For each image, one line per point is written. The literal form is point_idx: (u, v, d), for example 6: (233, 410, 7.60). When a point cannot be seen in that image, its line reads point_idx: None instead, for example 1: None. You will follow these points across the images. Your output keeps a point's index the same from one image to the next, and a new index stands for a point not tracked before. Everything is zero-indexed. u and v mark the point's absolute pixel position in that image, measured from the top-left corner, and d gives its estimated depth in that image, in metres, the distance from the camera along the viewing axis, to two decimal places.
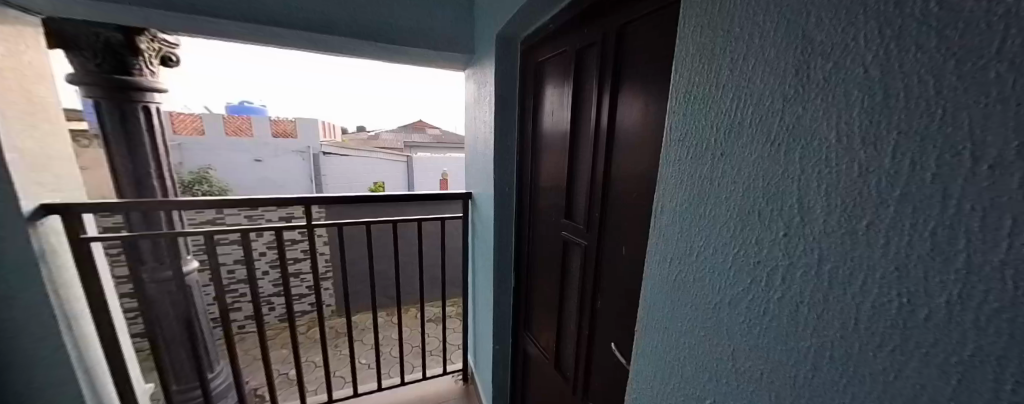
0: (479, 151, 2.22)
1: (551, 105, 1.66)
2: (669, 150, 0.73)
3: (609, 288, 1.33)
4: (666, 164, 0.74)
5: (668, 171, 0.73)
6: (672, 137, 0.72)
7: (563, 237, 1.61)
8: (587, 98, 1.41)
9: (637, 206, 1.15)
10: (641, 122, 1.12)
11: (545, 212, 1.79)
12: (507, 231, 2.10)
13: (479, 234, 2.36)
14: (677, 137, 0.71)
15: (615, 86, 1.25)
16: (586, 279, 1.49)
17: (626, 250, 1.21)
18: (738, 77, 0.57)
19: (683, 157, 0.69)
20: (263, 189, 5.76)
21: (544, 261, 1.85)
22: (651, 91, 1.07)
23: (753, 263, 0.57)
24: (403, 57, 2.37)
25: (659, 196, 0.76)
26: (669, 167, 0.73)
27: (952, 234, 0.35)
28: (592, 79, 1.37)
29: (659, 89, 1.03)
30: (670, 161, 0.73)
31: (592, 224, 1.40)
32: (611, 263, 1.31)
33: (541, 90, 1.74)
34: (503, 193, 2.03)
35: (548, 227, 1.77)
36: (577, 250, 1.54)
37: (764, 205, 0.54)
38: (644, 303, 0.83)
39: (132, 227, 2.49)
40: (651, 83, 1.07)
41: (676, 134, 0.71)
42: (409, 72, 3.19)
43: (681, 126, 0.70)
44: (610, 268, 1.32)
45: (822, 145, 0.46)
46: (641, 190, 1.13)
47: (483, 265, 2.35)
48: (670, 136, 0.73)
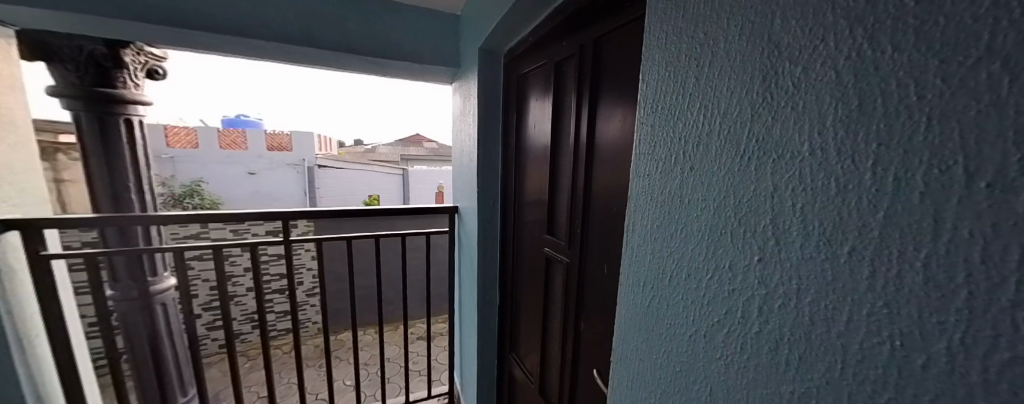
0: (464, 165, 2.16)
1: (534, 119, 1.62)
2: (639, 164, 0.67)
3: (592, 308, 1.26)
4: (637, 179, 0.68)
5: (639, 187, 0.67)
6: (642, 150, 0.66)
7: (546, 253, 1.53)
8: (567, 111, 1.37)
9: (616, 222, 1.10)
10: (622, 134, 1.07)
11: (530, 227, 1.72)
12: (492, 247, 2.03)
13: (465, 249, 2.28)
14: (647, 149, 0.65)
15: (595, 98, 1.21)
16: (568, 297, 1.41)
17: (608, 268, 1.14)
18: (705, 85, 0.52)
19: (651, 171, 0.64)
20: (255, 202, 5.70)
21: (529, 279, 1.76)
22: (629, 103, 1.03)
23: (727, 291, 0.49)
24: (388, 70, 2.34)
25: (629, 213, 0.70)
26: (641, 183, 0.66)
27: (950, 266, 0.29)
28: (572, 93, 1.33)
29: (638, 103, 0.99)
30: (640, 175, 0.67)
31: (573, 241, 1.33)
32: (593, 282, 1.24)
33: (525, 104, 1.70)
34: (487, 208, 1.97)
35: (532, 243, 1.70)
36: (560, 268, 1.46)
37: (736, 225, 0.48)
38: (619, 331, 0.75)
39: (107, 243, 2.40)
40: (630, 95, 1.03)
41: (646, 144, 0.65)
42: (400, 85, 3.18)
43: (652, 137, 0.64)
44: (592, 287, 1.25)
45: (795, 158, 0.41)
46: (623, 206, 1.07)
47: (468, 282, 2.24)
48: (640, 147, 0.67)
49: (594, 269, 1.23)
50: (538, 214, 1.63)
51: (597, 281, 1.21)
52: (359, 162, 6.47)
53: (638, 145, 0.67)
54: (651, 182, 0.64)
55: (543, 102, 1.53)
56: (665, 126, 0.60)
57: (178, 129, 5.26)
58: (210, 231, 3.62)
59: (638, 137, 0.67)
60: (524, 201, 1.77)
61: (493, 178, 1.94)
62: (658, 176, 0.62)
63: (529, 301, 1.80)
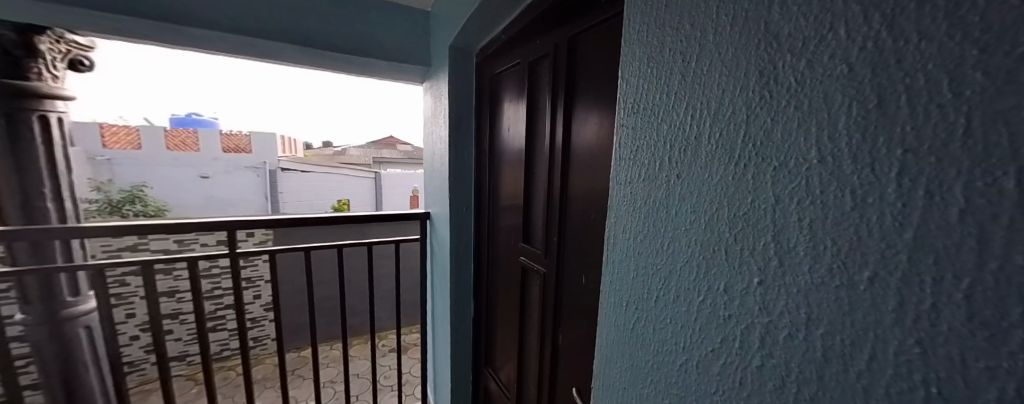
0: (435, 169, 2.04)
1: (508, 122, 1.54)
2: (619, 170, 0.61)
3: (570, 321, 1.19)
4: (618, 186, 0.61)
5: (621, 195, 0.60)
6: (622, 155, 0.60)
7: (522, 263, 1.45)
8: (542, 114, 1.30)
9: (595, 230, 1.03)
10: (598, 140, 1.02)
11: (505, 234, 1.63)
12: (465, 255, 1.92)
13: (437, 258, 2.15)
14: (628, 154, 0.58)
15: (570, 100, 1.14)
16: (546, 309, 1.33)
17: (587, 279, 1.08)
18: (692, 83, 0.46)
19: (633, 178, 0.57)
20: (209, 209, 5.22)
21: (505, 288, 1.67)
22: (605, 105, 0.98)
23: (722, 317, 0.43)
24: (353, 67, 2.19)
25: (610, 223, 0.63)
26: (622, 191, 0.60)
27: (999, 302, 0.24)
28: (546, 95, 1.27)
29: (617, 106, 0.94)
30: (621, 183, 0.60)
31: (550, 250, 1.26)
32: (570, 293, 1.17)
33: (498, 105, 1.62)
34: (459, 214, 1.86)
35: (507, 250, 1.62)
36: (536, 278, 1.37)
37: (731, 243, 0.41)
38: (601, 354, 0.68)
39: (15, 259, 2.07)
40: (606, 98, 0.98)
41: (628, 148, 0.58)
42: (367, 84, 3.00)
43: (634, 141, 0.57)
44: (569, 299, 1.18)
45: (803, 167, 0.35)
46: (602, 214, 1.01)
47: (441, 293, 2.10)
48: (620, 151, 0.60)
49: (571, 279, 1.16)
50: (513, 221, 1.54)
51: (575, 291, 1.15)
52: (326, 164, 6.06)
53: (619, 149, 0.61)
54: (634, 190, 0.57)
55: (516, 104, 1.46)
56: (648, 127, 0.54)
57: (117, 129, 4.76)
58: (150, 242, 3.26)
59: (619, 141, 0.61)
60: (499, 207, 1.68)
61: (466, 183, 1.84)
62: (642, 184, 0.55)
63: (505, 312, 1.71)
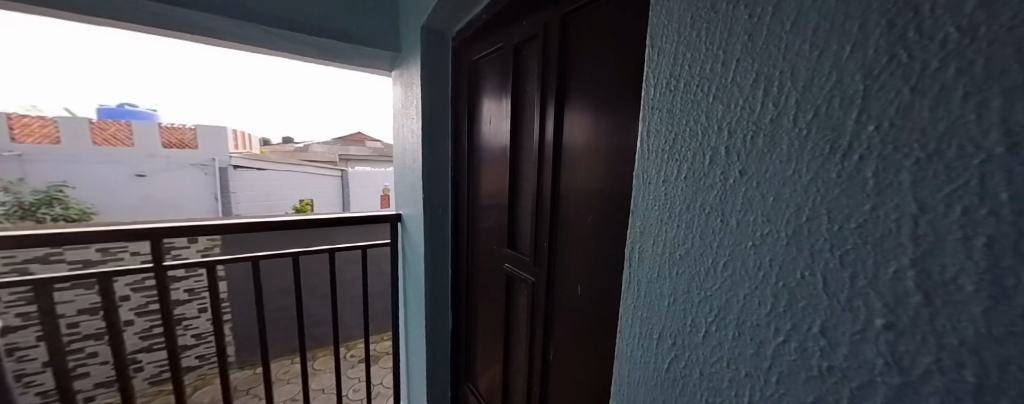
0: (405, 167, 1.81)
1: (489, 115, 1.38)
2: (645, 166, 0.47)
3: (563, 336, 1.06)
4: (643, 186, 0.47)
5: (646, 197, 0.47)
6: (650, 146, 0.46)
7: (507, 271, 1.28)
8: (530, 107, 1.15)
9: (595, 236, 0.91)
10: (595, 134, 0.89)
11: (487, 238, 1.47)
12: (441, 261, 1.74)
13: (409, 265, 1.94)
14: (659, 143, 0.44)
15: (562, 89, 1.01)
16: (535, 321, 1.18)
17: (585, 291, 0.95)
18: (764, 45, 0.33)
19: (668, 176, 0.43)
20: (149, 211, 4.57)
21: (487, 297, 1.52)
22: (606, 93, 0.85)
23: (819, 368, 0.31)
24: (311, 51, 1.93)
25: (631, 232, 0.50)
26: (649, 192, 0.46)
27: None
28: (535, 85, 1.12)
29: (620, 94, 0.81)
30: (647, 182, 0.46)
31: (541, 256, 1.11)
32: (564, 306, 1.04)
33: (477, 95, 1.46)
34: (434, 217, 1.67)
35: (489, 257, 1.47)
36: (522, 288, 1.21)
37: (838, 269, 0.29)
38: (618, 396, 0.55)
39: None
40: (607, 85, 0.85)
41: (659, 137, 0.44)
42: (331, 72, 2.71)
43: (669, 127, 0.43)
44: (563, 312, 1.05)
45: (974, 160, 0.22)
46: (603, 218, 0.88)
47: (416, 302, 1.87)
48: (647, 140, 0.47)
49: (565, 289, 1.03)
50: (495, 223, 1.39)
51: (570, 303, 1.02)
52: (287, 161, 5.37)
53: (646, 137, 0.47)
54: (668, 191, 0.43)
55: (500, 95, 1.30)
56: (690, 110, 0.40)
57: (29, 121, 4.13)
58: (65, 252, 2.78)
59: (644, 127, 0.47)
60: (479, 209, 1.52)
61: (440, 182, 1.66)
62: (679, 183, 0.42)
63: (487, 322, 1.54)
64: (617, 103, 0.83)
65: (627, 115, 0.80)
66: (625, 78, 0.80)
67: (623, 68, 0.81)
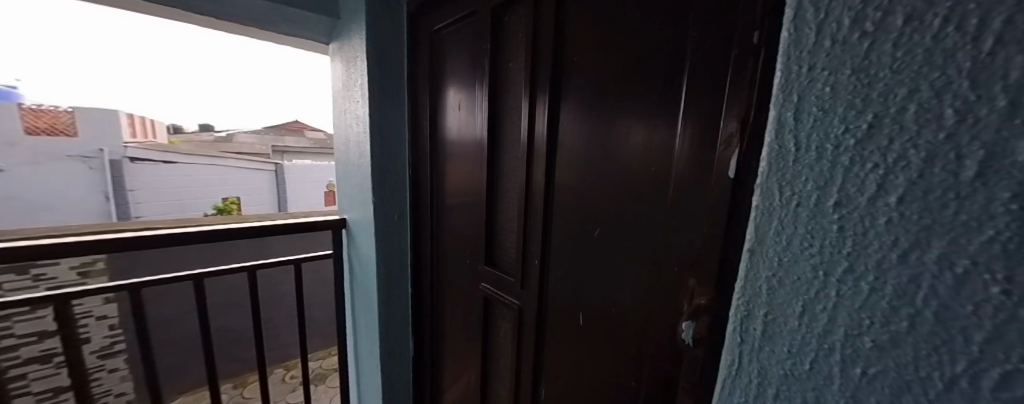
0: (346, 165, 1.31)
1: (453, 100, 1.04)
2: (786, 171, 0.26)
3: (565, 386, 0.80)
4: (778, 215, 0.26)
5: (786, 236, 0.26)
6: (793, 146, 0.25)
7: (482, 292, 1.01)
8: (513, 88, 0.86)
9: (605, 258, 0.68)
10: (612, 124, 0.65)
11: (451, 254, 1.12)
12: (399, 291, 1.26)
13: (355, 291, 1.40)
14: (822, 139, 0.24)
15: (556, 62, 0.73)
16: (521, 361, 0.91)
17: (597, 330, 0.71)
18: None
19: (850, 197, 0.23)
20: (9, 219, 3.40)
21: (452, 331, 1.16)
22: (632, 68, 0.60)
23: None
24: (216, 14, 1.46)
25: (744, 286, 0.30)
26: (795, 227, 0.25)
27: None
28: (520, 58, 0.83)
29: (650, 65, 0.57)
30: (784, 204, 0.26)
31: (530, 279, 0.85)
32: (564, 345, 0.79)
33: (436, 73, 1.08)
34: (388, 233, 1.19)
35: (453, 279, 1.13)
36: (504, 311, 0.96)
37: None
38: None
39: None
40: (633, 55, 0.59)
41: (819, 127, 0.24)
42: (258, 48, 2.16)
43: (844, 108, 0.22)
44: (562, 353, 0.80)
45: None
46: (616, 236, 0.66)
47: (365, 339, 1.35)
48: (785, 134, 0.26)
49: (561, 320, 0.79)
50: (461, 235, 1.07)
51: (568, 339, 0.78)
52: (209, 153, 4.20)
53: (784, 128, 0.26)
54: (848, 232, 0.23)
55: (470, 74, 0.97)
56: (913, 62, 0.19)
57: None
58: None
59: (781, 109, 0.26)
60: (435, 218, 1.16)
61: (395, 187, 1.18)
62: (877, 216, 0.21)
63: (452, 361, 1.18)
64: (639, 81, 0.59)
65: (653, 96, 0.57)
66: (653, 44, 0.56)
67: (650, 29, 0.57)
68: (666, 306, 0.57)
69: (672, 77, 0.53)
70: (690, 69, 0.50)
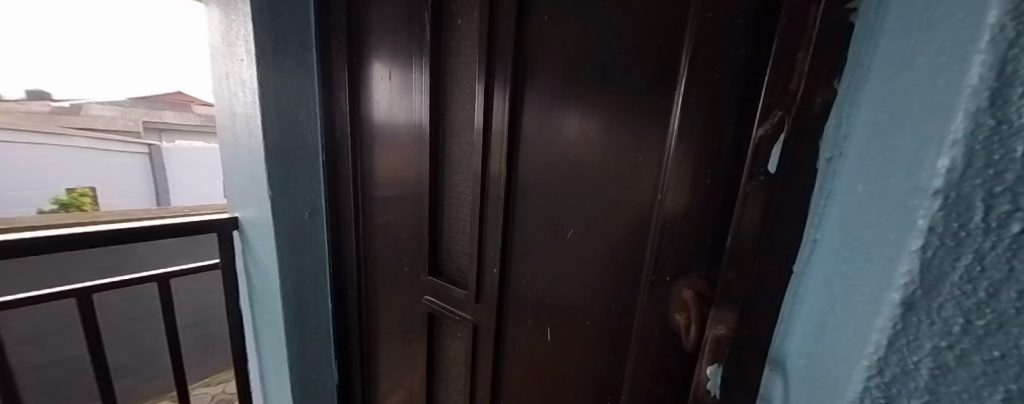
0: (234, 149, 0.97)
1: (380, 75, 0.81)
2: (983, 172, 0.14)
3: None
4: (968, 245, 0.15)
5: (982, 282, 0.15)
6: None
7: (426, 305, 0.82)
8: (462, 61, 0.68)
9: (580, 268, 0.56)
10: (596, 102, 0.51)
11: (384, 260, 0.90)
12: (314, 311, 0.97)
13: (258, 308, 1.05)
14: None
15: (520, 28, 0.57)
16: (477, 384, 0.76)
17: (572, 350, 0.59)
18: None
19: None
20: None
21: (392, 353, 0.94)
22: (627, 30, 0.47)
23: None
24: None
25: (886, 355, 0.18)
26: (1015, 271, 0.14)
27: None
28: (473, 22, 0.64)
29: (647, 28, 0.45)
30: (974, 229, 0.15)
31: (486, 292, 0.70)
32: (533, 368, 0.66)
33: (359, 28, 0.82)
34: (299, 242, 0.91)
35: (388, 291, 0.91)
36: (456, 328, 0.79)
37: None
38: None
39: None
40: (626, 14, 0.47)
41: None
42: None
43: None
44: (530, 377, 0.67)
45: None
46: (595, 244, 0.54)
47: (274, 367, 1.04)
48: (1009, 95, 0.13)
49: (525, 339, 0.66)
50: (397, 238, 0.86)
51: (531, 359, 0.66)
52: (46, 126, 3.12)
53: (1007, 84, 0.13)
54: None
55: (407, 40, 0.75)
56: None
57: None
58: None
59: (995, 47, 0.14)
60: (364, 219, 0.91)
61: (303, 181, 0.89)
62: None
63: (393, 391, 0.97)
64: (627, 55, 0.47)
65: (645, 72, 0.45)
66: (648, 9, 0.44)
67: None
68: (653, 327, 0.47)
69: (680, 42, 0.42)
70: (698, 31, 0.39)
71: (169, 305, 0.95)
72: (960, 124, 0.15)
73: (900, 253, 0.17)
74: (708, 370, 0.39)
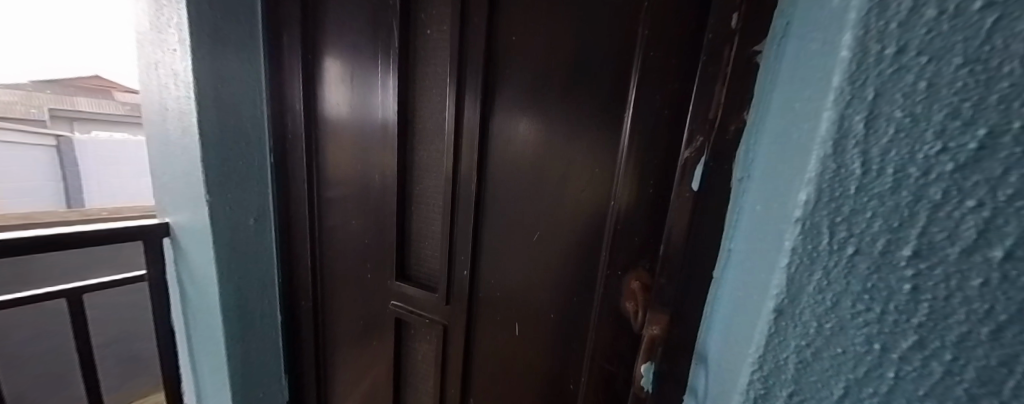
0: (164, 147, 0.89)
1: (337, 74, 0.77)
2: (836, 203, 0.18)
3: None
4: (819, 262, 0.19)
5: (827, 293, 0.19)
6: (856, 164, 0.17)
7: (393, 310, 0.79)
8: (432, 62, 0.66)
9: (549, 268, 0.58)
10: (568, 107, 0.52)
11: (343, 265, 0.86)
12: (261, 322, 0.90)
13: (193, 323, 0.96)
14: (904, 158, 0.16)
15: (490, 40, 0.58)
16: (446, 384, 0.75)
17: (543, 345, 0.61)
18: None
19: (927, 244, 0.15)
20: None
21: (354, 360, 0.89)
22: (599, 40, 0.49)
23: None
24: None
25: (764, 351, 0.22)
26: (848, 282, 0.18)
27: None
28: (444, 32, 0.64)
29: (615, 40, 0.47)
30: (824, 251, 0.19)
31: (456, 294, 0.69)
32: (503, 366, 0.67)
33: (319, 23, 0.77)
34: (242, 248, 0.84)
35: (349, 297, 0.86)
36: (424, 330, 0.77)
37: None
38: None
39: None
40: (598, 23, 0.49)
41: (898, 140, 0.16)
42: None
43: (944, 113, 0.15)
44: (499, 374, 0.68)
45: None
46: (563, 244, 0.56)
47: (213, 385, 0.95)
48: (845, 146, 0.18)
49: (492, 337, 0.67)
50: (360, 241, 0.82)
51: (499, 358, 0.67)
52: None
53: (845, 135, 0.18)
54: (929, 297, 0.15)
55: (372, 37, 0.72)
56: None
57: None
58: None
59: (838, 105, 0.18)
60: (321, 223, 0.86)
61: (245, 181, 0.82)
62: (968, 276, 0.15)
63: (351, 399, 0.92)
64: (592, 66, 0.50)
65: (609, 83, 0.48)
66: (608, 27, 0.48)
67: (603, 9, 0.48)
68: (607, 316, 0.53)
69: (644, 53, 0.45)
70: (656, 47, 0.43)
71: (82, 324, 0.84)
72: (815, 165, 0.19)
73: (776, 268, 0.22)
74: (642, 368, 0.42)
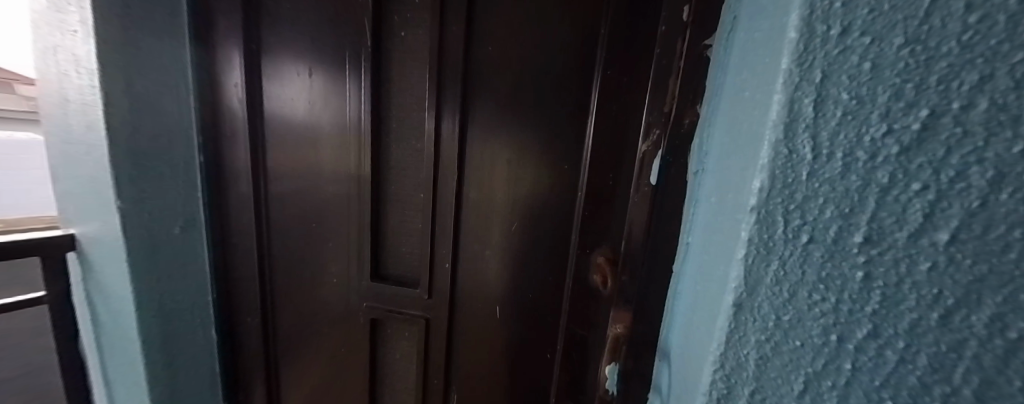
0: (66, 146, 0.76)
1: (284, 59, 0.69)
2: (791, 190, 0.17)
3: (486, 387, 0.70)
4: (775, 253, 0.18)
5: (784, 284, 0.18)
6: (807, 148, 0.16)
7: (366, 312, 0.72)
8: (405, 44, 0.61)
9: (532, 251, 0.62)
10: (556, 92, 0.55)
11: (298, 270, 0.76)
12: (192, 346, 0.78)
13: (109, 350, 0.82)
14: (853, 141, 0.15)
15: (469, 29, 0.57)
16: (429, 372, 0.71)
17: (530, 320, 0.64)
18: None
19: (876, 228, 0.15)
20: None
21: (314, 373, 0.80)
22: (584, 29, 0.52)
23: None
24: None
25: (725, 347, 0.21)
26: (804, 272, 0.17)
27: None
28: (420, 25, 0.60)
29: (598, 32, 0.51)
30: (779, 242, 0.18)
31: (439, 286, 0.67)
32: (491, 347, 0.68)
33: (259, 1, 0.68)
34: (167, 261, 0.73)
35: (307, 306, 0.77)
36: (402, 328, 0.72)
37: None
38: None
39: None
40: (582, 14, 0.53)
41: (847, 123, 0.15)
42: None
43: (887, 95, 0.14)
44: (484, 357, 0.68)
45: None
46: (549, 223, 0.59)
47: None
48: (796, 130, 0.17)
49: (474, 325, 0.67)
50: (320, 243, 0.74)
51: (482, 343, 0.68)
52: None
53: (795, 119, 0.17)
54: (881, 285, 0.15)
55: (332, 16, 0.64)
56: (991, 36, 0.12)
57: None
58: None
59: (788, 88, 0.17)
60: (270, 233, 0.76)
61: (166, 179, 0.70)
62: (917, 260, 0.14)
63: None
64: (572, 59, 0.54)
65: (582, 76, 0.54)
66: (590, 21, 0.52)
67: None
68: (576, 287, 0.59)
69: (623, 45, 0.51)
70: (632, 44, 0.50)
71: None
72: (767, 152, 0.18)
73: (733, 261, 0.21)
74: (608, 366, 0.43)
